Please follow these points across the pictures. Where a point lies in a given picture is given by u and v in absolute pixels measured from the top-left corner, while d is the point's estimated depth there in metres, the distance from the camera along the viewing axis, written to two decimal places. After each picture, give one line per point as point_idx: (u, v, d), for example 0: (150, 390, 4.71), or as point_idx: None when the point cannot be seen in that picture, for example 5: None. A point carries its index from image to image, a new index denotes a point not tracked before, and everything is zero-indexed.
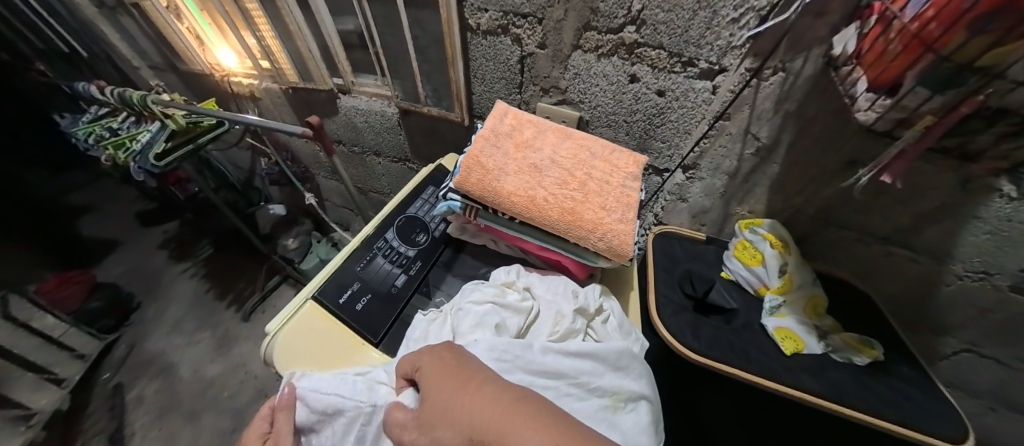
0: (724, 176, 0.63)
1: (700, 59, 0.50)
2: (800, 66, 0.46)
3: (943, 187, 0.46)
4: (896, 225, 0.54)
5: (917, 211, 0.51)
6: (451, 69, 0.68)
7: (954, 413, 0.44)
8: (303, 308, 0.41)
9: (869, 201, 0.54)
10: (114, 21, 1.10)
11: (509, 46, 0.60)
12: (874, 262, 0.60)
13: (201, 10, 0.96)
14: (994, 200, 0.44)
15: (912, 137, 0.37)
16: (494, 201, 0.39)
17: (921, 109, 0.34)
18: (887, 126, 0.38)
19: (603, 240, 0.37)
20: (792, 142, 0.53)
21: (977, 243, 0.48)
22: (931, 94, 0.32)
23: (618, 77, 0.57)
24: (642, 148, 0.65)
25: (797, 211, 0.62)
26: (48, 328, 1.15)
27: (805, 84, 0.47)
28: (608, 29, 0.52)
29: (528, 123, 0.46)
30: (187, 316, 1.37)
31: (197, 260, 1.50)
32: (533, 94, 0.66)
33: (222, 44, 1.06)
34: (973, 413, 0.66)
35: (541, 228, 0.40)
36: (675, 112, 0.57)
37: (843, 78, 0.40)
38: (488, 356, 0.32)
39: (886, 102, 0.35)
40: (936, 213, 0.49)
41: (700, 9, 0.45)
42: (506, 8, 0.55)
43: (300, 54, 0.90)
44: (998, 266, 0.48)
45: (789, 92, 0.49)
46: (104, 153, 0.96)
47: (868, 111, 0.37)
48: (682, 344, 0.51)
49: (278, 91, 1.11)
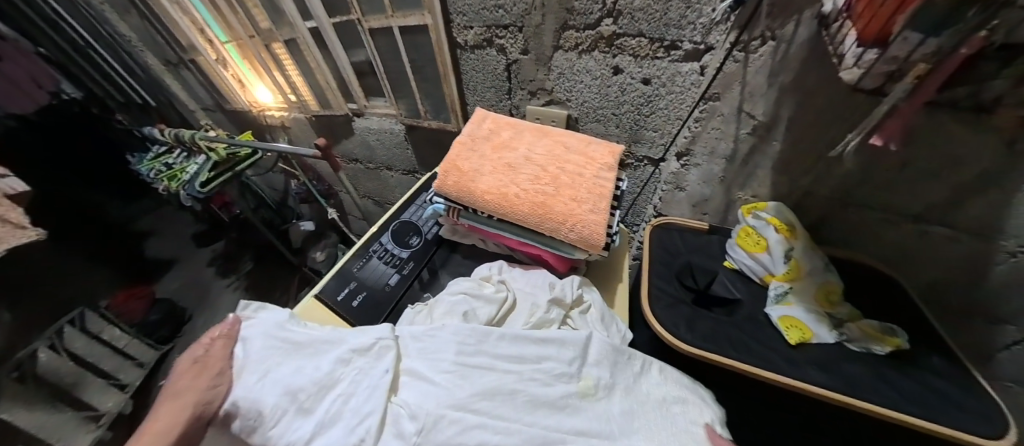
0: (721, 160, 0.61)
1: (683, 40, 0.50)
2: (792, 31, 0.43)
3: (983, 151, 0.41)
4: (927, 202, 0.49)
5: (956, 184, 0.45)
6: (445, 83, 0.73)
7: (996, 411, 0.39)
8: (306, 302, 0.46)
9: (892, 177, 0.50)
10: (176, 75, 1.31)
11: (495, 57, 0.64)
12: (905, 243, 0.55)
13: (243, 57, 1.11)
14: None
15: (904, 92, 0.34)
16: (470, 200, 0.41)
17: (913, 57, 0.31)
18: (876, 83, 0.36)
19: (574, 231, 0.38)
20: (791, 118, 0.50)
21: None
22: (924, 39, 0.29)
23: (601, 70, 0.58)
24: (634, 139, 0.65)
25: (809, 193, 0.58)
26: (115, 338, 1.31)
27: (800, 50, 0.44)
28: (586, 25, 0.53)
29: (506, 125, 0.48)
30: None
31: (240, 274, 1.63)
32: (521, 98, 0.68)
33: (259, 82, 1.20)
34: None
35: (517, 224, 0.42)
36: (664, 98, 0.57)
37: (834, 35, 0.38)
38: (453, 340, 0.37)
39: (874, 54, 0.33)
40: (978, 184, 0.43)
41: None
42: (489, 21, 0.59)
43: (319, 85, 1.01)
44: None
45: (784, 62, 0.46)
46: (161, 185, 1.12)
47: (854, 67, 0.36)
48: (676, 337, 0.50)
49: (304, 120, 1.24)
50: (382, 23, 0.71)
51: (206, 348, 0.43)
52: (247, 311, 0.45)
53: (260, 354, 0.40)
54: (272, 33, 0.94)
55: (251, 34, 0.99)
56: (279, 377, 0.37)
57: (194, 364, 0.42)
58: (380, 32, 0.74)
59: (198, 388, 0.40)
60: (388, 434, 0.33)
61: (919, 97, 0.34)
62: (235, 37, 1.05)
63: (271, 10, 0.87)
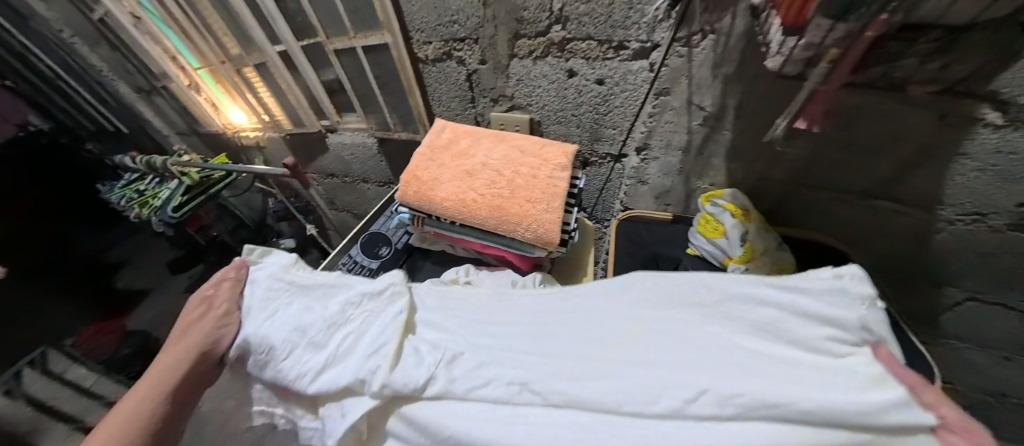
0: (678, 152, 0.62)
1: (630, 40, 0.50)
2: (730, 23, 0.43)
3: (921, 126, 0.43)
4: (876, 177, 0.52)
5: (898, 159, 0.48)
6: (411, 96, 0.74)
7: (929, 369, 0.42)
8: None
9: (838, 156, 0.52)
10: (151, 103, 1.31)
11: (455, 68, 0.65)
12: (856, 217, 0.59)
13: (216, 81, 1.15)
14: (979, 131, 0.40)
15: (823, 75, 0.35)
16: (431, 208, 0.43)
17: (827, 41, 0.30)
18: (798, 67, 0.36)
19: (530, 230, 0.40)
20: (738, 105, 0.50)
21: (963, 183, 0.46)
22: (834, 24, 0.28)
23: (556, 74, 0.59)
24: (596, 138, 0.67)
25: (763, 178, 0.61)
26: (81, 378, 1.27)
27: (739, 41, 0.44)
28: (536, 32, 0.55)
29: (465, 133, 0.50)
30: None
31: None
32: (484, 105, 0.70)
33: (233, 106, 1.23)
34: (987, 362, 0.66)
35: (478, 228, 0.44)
36: (618, 97, 0.58)
37: (765, 23, 0.37)
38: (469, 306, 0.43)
39: (793, 42, 0.32)
40: (919, 158, 0.47)
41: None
42: (445, 35, 0.61)
43: (291, 104, 1.02)
44: (992, 204, 0.46)
45: (725, 54, 0.46)
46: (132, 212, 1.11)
47: (777, 55, 0.35)
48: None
49: (279, 139, 1.24)
50: (345, 43, 0.72)
51: (213, 288, 0.48)
52: (253, 255, 0.51)
53: (268, 306, 0.44)
54: (242, 59, 0.98)
55: (222, 60, 1.02)
56: (297, 314, 0.42)
57: (201, 299, 0.47)
58: (345, 52, 0.75)
59: (206, 326, 0.44)
60: (405, 362, 0.35)
61: (834, 78, 0.36)
62: (207, 64, 1.08)
63: (239, 37, 0.90)
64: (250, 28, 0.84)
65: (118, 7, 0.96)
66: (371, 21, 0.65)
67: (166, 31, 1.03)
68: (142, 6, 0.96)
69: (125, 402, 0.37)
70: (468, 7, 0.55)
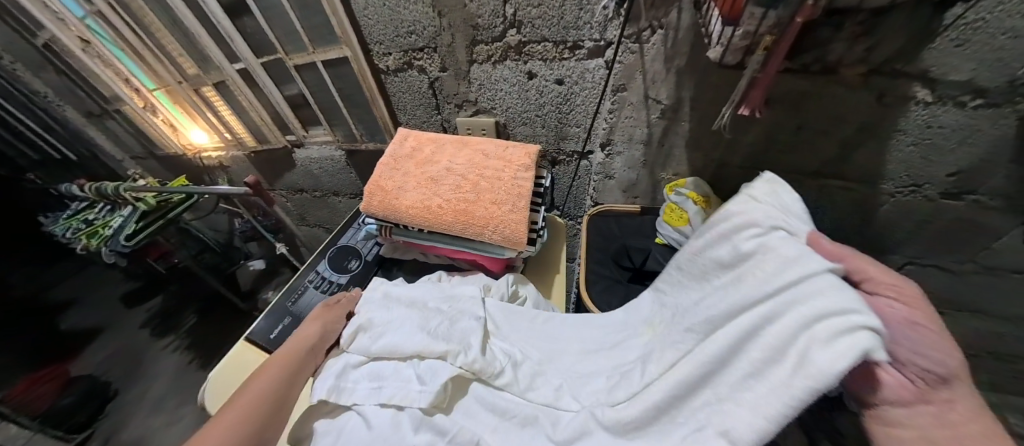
0: (639, 145, 0.63)
1: (584, 39, 0.52)
2: (677, 18, 0.45)
3: (860, 106, 0.48)
4: (822, 157, 0.56)
5: (840, 138, 0.52)
6: (375, 106, 0.74)
7: None
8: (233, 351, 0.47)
9: (788, 139, 0.56)
10: (101, 127, 1.37)
11: (417, 77, 0.65)
12: (809, 197, 0.63)
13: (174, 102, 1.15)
14: (912, 108, 0.45)
15: (760, 61, 0.36)
16: (396, 216, 0.43)
17: (762, 30, 0.32)
18: (738, 57, 0.37)
19: (498, 231, 0.40)
20: (692, 97, 0.52)
21: (901, 156, 0.51)
22: (767, 12, 0.30)
23: (517, 77, 0.60)
24: (562, 136, 0.68)
25: (724, 164, 0.63)
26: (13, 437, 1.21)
27: (687, 35, 0.46)
28: (493, 38, 0.55)
29: (427, 141, 0.50)
30: (172, 391, 1.51)
31: (179, 333, 1.67)
32: (450, 111, 0.70)
33: (194, 126, 1.21)
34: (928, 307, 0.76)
35: (445, 233, 0.44)
36: (580, 95, 0.59)
37: (706, 17, 0.39)
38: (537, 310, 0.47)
39: (732, 32, 0.34)
40: (860, 135, 0.51)
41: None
42: (403, 45, 0.60)
43: (255, 122, 1.00)
44: (928, 177, 0.51)
45: (675, 47, 0.48)
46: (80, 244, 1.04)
47: (717, 46, 0.36)
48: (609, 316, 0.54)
49: (243, 157, 1.20)
50: (306, 59, 0.71)
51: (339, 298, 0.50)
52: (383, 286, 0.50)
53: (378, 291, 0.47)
54: (201, 78, 0.95)
55: (179, 81, 1.00)
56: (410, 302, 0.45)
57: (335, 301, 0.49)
58: (305, 68, 0.74)
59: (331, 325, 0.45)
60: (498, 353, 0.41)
61: (771, 66, 0.36)
62: (163, 84, 1.07)
63: (195, 54, 0.87)
64: (207, 48, 0.83)
65: (65, 33, 0.98)
66: (329, 36, 0.64)
67: (118, 55, 1.03)
68: (92, 31, 0.97)
69: (257, 380, 0.37)
70: (424, 17, 0.55)
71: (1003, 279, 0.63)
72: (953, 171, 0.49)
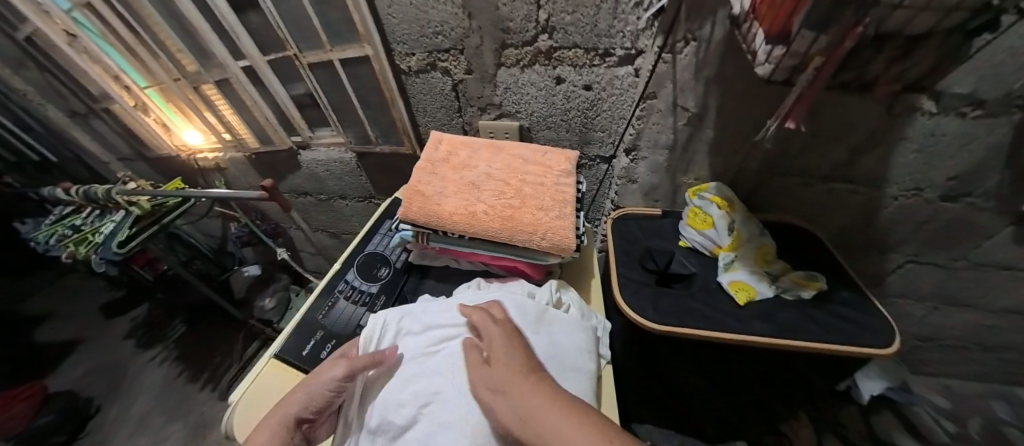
0: (664, 151, 0.64)
1: (615, 47, 0.52)
2: (710, 31, 0.46)
3: (875, 116, 0.51)
4: (836, 163, 0.59)
5: (855, 145, 0.55)
6: (393, 109, 0.72)
7: (886, 324, 0.52)
8: (263, 368, 0.45)
9: (806, 146, 0.58)
10: (86, 126, 1.33)
11: (440, 79, 0.64)
12: (821, 200, 0.66)
13: (166, 101, 1.10)
14: (917, 118, 0.50)
15: (807, 81, 0.35)
16: (438, 223, 0.42)
17: (810, 52, 0.33)
18: (785, 74, 0.37)
19: (545, 238, 0.40)
20: (719, 105, 0.54)
21: (906, 162, 0.56)
22: (817, 36, 0.31)
23: (544, 82, 0.60)
24: (585, 141, 0.68)
25: (742, 168, 0.64)
26: None
27: (719, 47, 0.47)
28: (523, 42, 0.55)
29: (462, 145, 0.50)
30: (157, 406, 1.43)
31: (167, 343, 1.60)
32: (472, 114, 0.69)
33: (187, 126, 1.18)
34: (918, 296, 0.83)
35: (487, 240, 0.43)
36: (607, 101, 0.60)
37: (746, 34, 0.40)
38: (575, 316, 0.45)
39: (779, 50, 0.34)
40: (873, 143, 0.54)
41: (603, 3, 0.47)
42: (428, 47, 0.60)
43: (259, 123, 0.97)
44: (929, 182, 0.58)
45: (706, 58, 0.49)
46: (64, 251, 0.97)
47: (766, 62, 0.37)
48: (642, 318, 0.55)
49: (242, 158, 1.18)
50: (320, 58, 0.69)
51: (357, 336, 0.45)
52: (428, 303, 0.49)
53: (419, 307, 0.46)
54: (200, 76, 0.91)
55: (176, 78, 0.96)
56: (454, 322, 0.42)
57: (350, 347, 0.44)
58: (319, 67, 0.72)
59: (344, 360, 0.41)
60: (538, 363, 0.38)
61: (818, 83, 0.35)
62: (156, 83, 1.03)
63: (198, 52, 0.85)
64: (208, 43, 0.79)
65: (50, 27, 0.90)
66: (349, 35, 0.62)
67: (107, 51, 0.96)
68: (77, 25, 0.89)
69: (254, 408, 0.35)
70: (452, 18, 0.54)
71: (990, 274, 0.73)
72: (951, 176, 0.56)
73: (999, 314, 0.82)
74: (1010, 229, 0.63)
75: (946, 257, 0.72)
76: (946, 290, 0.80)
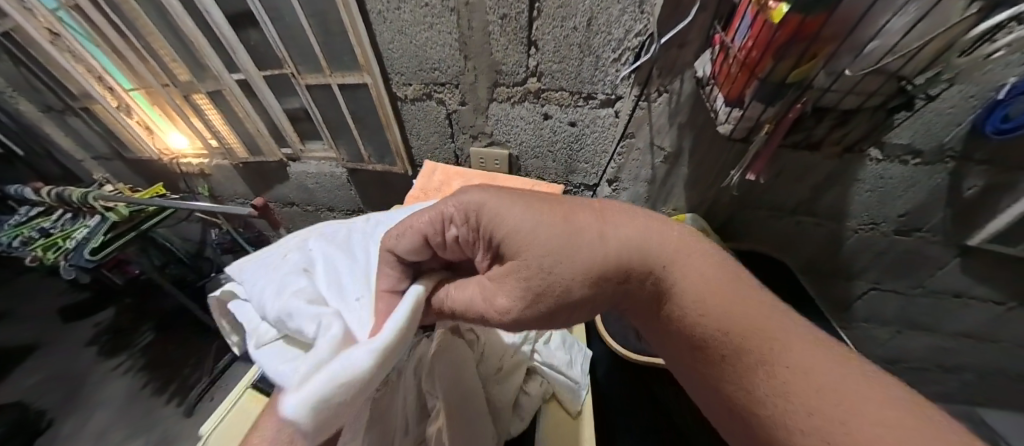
0: (644, 184, 0.68)
1: (597, 92, 0.56)
2: (680, 86, 0.50)
3: (826, 161, 0.57)
4: (797, 199, 0.65)
5: (815, 183, 0.61)
6: (388, 131, 0.74)
7: None
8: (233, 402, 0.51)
9: (774, 182, 0.64)
10: (61, 122, 1.28)
11: (435, 108, 0.67)
12: (789, 231, 0.72)
13: (151, 104, 1.08)
14: (867, 163, 0.56)
15: (762, 140, 0.41)
16: None
17: (762, 118, 0.38)
18: (743, 133, 0.42)
19: None
20: (692, 147, 0.58)
21: (860, 200, 0.62)
22: (766, 107, 0.36)
23: (533, 117, 0.63)
24: (570, 171, 0.71)
25: (716, 201, 0.69)
26: None
27: (688, 100, 0.51)
28: (514, 82, 0.58)
29: (456, 175, 0.52)
30: (118, 419, 1.35)
31: (133, 352, 1.53)
32: (463, 141, 0.71)
33: (173, 129, 1.16)
34: (879, 321, 0.89)
35: None
36: (590, 136, 0.63)
37: (709, 95, 0.44)
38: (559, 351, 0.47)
39: (738, 113, 0.39)
40: (829, 183, 0.61)
41: (586, 56, 0.51)
42: (426, 79, 0.62)
43: (248, 132, 0.97)
44: (884, 217, 0.63)
45: (678, 108, 0.53)
46: (31, 255, 0.94)
47: (727, 122, 0.41)
48: (627, 349, 0.54)
49: (229, 166, 1.16)
50: (319, 80, 0.71)
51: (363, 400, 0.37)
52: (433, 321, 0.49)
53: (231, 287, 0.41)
54: (192, 85, 0.91)
55: (165, 83, 0.95)
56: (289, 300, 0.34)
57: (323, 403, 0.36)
58: (315, 86, 0.74)
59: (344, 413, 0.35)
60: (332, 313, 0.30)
61: (773, 144, 0.41)
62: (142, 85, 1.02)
63: (191, 62, 0.85)
64: (205, 56, 0.80)
65: (34, 24, 0.91)
66: (349, 62, 0.64)
67: (92, 51, 0.95)
68: (63, 23, 0.89)
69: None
70: (449, 57, 0.57)
71: (942, 300, 0.78)
72: (903, 214, 0.62)
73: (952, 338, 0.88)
74: (958, 261, 0.68)
75: (904, 285, 0.77)
76: (903, 315, 0.86)
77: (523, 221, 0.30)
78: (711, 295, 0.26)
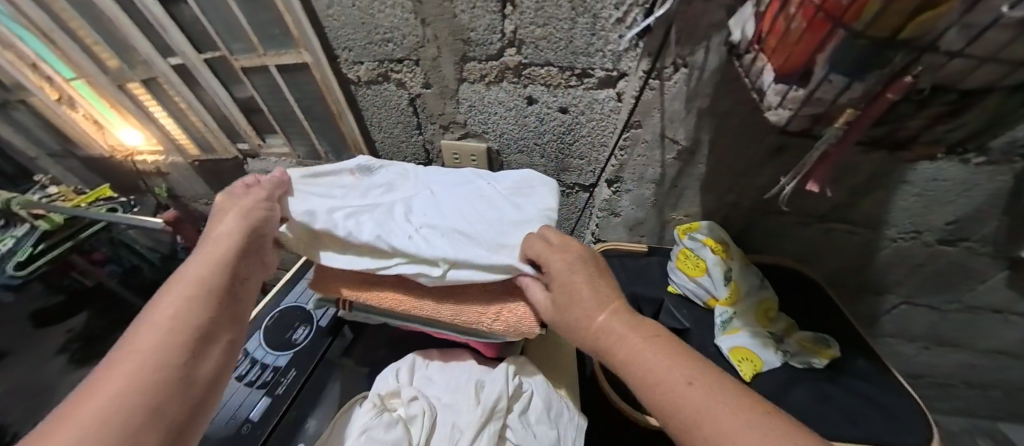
0: (651, 185, 0.56)
1: (594, 68, 0.44)
2: (703, 58, 0.39)
3: (874, 160, 0.45)
4: (832, 204, 0.53)
5: (854, 186, 0.49)
6: (342, 122, 0.62)
7: (921, 413, 0.45)
8: None
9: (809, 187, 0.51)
10: None
11: (395, 92, 0.54)
12: (819, 241, 0.60)
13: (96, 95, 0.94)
14: (922, 163, 0.44)
15: (834, 137, 0.30)
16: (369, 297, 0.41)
17: (839, 101, 0.26)
18: (803, 125, 0.30)
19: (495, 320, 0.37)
20: (711, 140, 0.46)
21: (906, 205, 0.50)
22: (849, 83, 0.24)
23: (514, 101, 0.50)
24: (562, 169, 0.59)
25: (734, 207, 0.56)
26: None
27: (713, 76, 0.40)
28: (487, 56, 0.46)
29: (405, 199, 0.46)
30: None
31: None
32: (433, 132, 0.59)
33: (124, 124, 1.03)
34: (911, 337, 0.78)
35: (423, 315, 0.40)
36: (586, 126, 0.51)
37: (748, 68, 0.32)
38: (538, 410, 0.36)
39: (799, 93, 0.27)
40: (871, 185, 0.48)
41: (578, 15, 0.39)
42: (379, 55, 0.50)
43: (196, 127, 0.86)
44: (928, 225, 0.52)
45: (698, 89, 0.41)
46: None
47: (779, 108, 0.29)
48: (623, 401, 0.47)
49: (185, 164, 1.05)
50: (255, 63, 0.60)
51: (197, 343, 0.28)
52: (404, 377, 0.41)
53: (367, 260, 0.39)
54: (125, 73, 0.79)
55: (92, 74, 0.82)
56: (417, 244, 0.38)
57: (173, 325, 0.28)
58: (255, 71, 0.62)
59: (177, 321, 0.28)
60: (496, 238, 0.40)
61: (848, 140, 0.30)
62: (80, 73, 0.87)
63: (118, 46, 0.73)
64: (129, 37, 0.67)
65: None
66: (285, 38, 0.53)
67: (15, 31, 0.81)
68: None
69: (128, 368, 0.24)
70: (403, 24, 0.45)
71: (984, 316, 0.66)
72: (953, 221, 0.50)
73: (987, 354, 0.77)
74: (1005, 274, 0.57)
75: (948, 301, 0.65)
76: (940, 333, 0.74)
77: (555, 261, 0.34)
78: (641, 343, 0.28)
